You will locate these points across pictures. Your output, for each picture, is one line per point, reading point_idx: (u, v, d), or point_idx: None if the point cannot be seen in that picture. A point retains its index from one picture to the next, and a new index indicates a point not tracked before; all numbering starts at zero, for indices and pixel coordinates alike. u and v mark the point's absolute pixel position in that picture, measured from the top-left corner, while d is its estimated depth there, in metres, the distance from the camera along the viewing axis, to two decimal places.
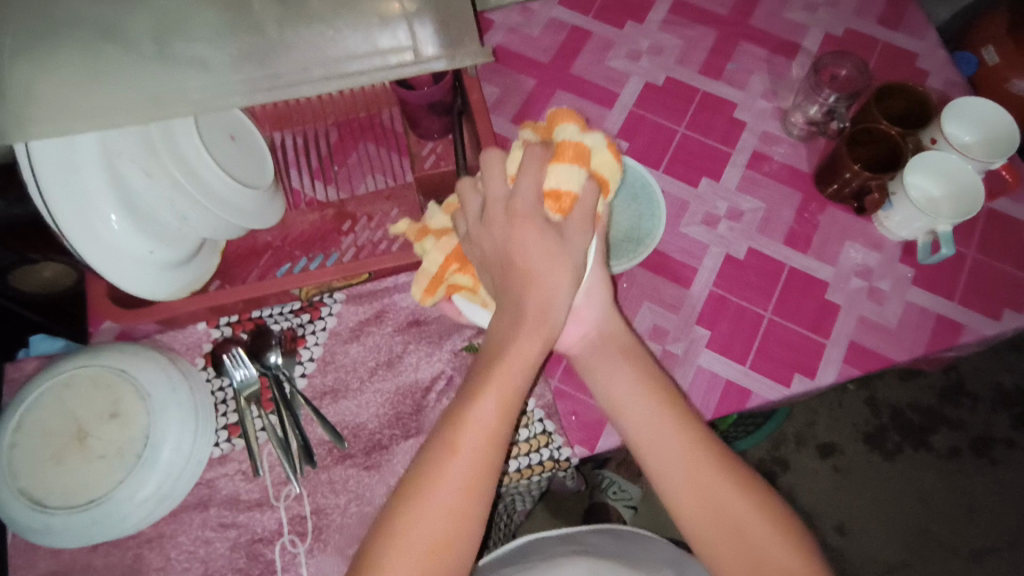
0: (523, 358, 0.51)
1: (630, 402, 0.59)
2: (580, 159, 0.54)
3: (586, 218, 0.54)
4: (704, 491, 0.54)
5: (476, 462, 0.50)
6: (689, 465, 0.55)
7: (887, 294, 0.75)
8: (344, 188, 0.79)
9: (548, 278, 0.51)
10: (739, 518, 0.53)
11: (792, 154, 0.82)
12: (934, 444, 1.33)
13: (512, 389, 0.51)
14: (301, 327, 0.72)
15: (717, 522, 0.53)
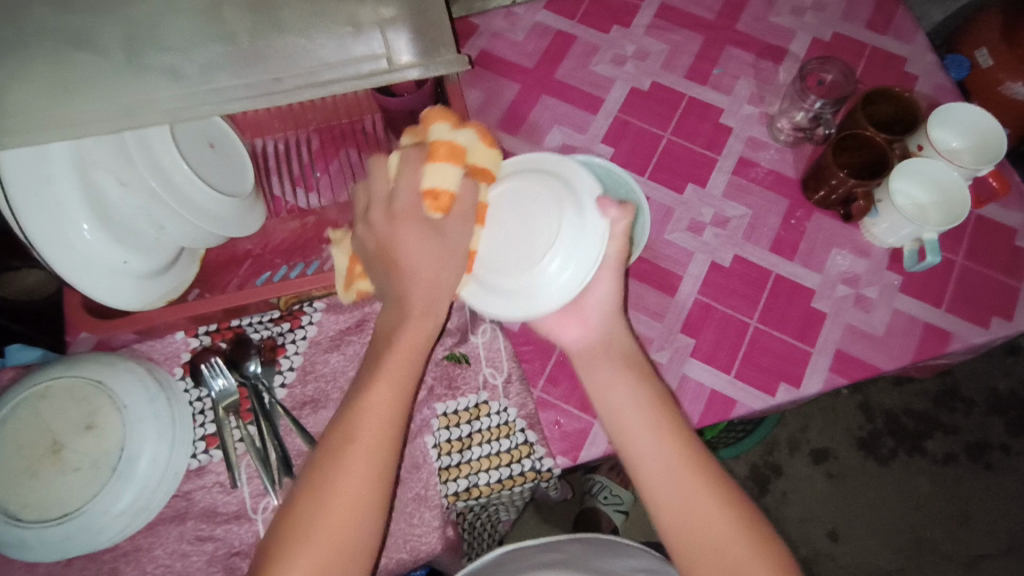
0: (411, 345, 0.51)
1: (623, 409, 0.57)
2: (456, 158, 0.53)
3: (464, 215, 0.54)
4: (649, 463, 0.55)
5: (368, 429, 0.48)
6: (637, 436, 0.56)
7: (874, 301, 0.74)
8: (325, 195, 0.78)
9: (428, 266, 0.52)
10: (684, 491, 0.53)
11: (779, 159, 0.81)
12: (929, 450, 1.32)
13: (403, 381, 0.51)
14: (281, 336, 0.71)
15: (661, 493, 0.54)
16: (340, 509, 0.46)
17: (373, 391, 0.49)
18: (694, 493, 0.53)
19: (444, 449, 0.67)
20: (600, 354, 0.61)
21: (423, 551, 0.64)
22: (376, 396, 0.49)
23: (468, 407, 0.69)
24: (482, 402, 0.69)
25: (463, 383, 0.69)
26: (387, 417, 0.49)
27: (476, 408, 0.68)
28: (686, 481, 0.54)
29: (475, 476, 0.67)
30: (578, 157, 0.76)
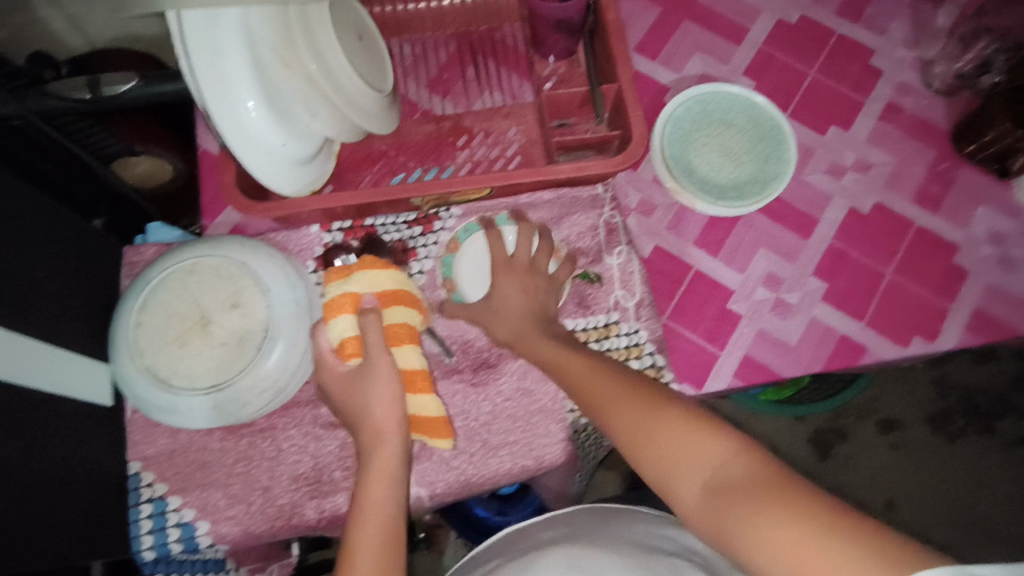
0: (378, 411, 0.54)
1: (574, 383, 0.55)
2: (354, 298, 0.58)
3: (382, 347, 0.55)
4: (600, 399, 0.52)
5: (379, 491, 0.51)
6: (592, 383, 0.54)
7: (1019, 263, 0.72)
8: (461, 102, 0.76)
9: (367, 394, 0.54)
10: (639, 417, 0.49)
11: (930, 108, 0.78)
12: (1001, 431, 1.30)
13: (388, 451, 0.53)
14: (412, 240, 0.71)
15: (623, 426, 0.49)
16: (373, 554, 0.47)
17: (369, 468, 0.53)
18: (654, 415, 0.49)
19: None
20: (530, 331, 0.60)
21: (547, 460, 0.65)
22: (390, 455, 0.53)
23: (597, 326, 0.69)
24: (612, 322, 0.69)
25: (594, 304, 0.69)
26: (391, 481, 0.52)
27: (606, 327, 0.69)
28: (644, 407, 0.49)
29: None
30: (730, 87, 0.73)
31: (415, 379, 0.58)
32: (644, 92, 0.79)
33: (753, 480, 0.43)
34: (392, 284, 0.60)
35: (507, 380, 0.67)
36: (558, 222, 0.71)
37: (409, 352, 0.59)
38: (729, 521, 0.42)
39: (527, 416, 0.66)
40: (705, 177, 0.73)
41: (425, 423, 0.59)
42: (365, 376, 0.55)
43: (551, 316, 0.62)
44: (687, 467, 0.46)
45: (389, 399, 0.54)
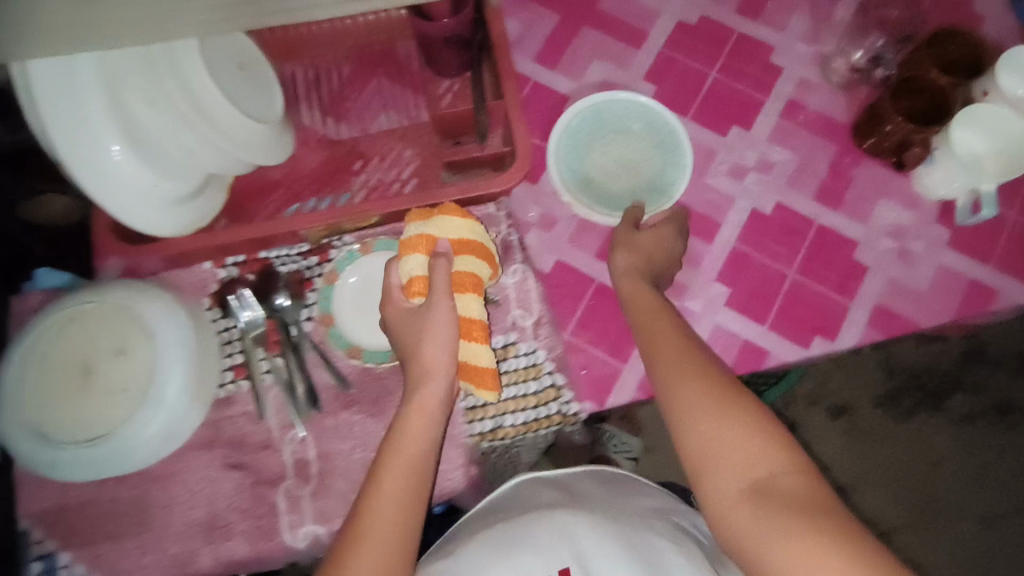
0: (422, 406, 0.57)
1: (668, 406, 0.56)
2: (424, 241, 0.62)
3: (441, 289, 0.59)
4: (676, 370, 0.57)
5: (400, 470, 0.54)
6: (680, 387, 0.56)
7: (919, 256, 0.72)
8: (356, 125, 0.74)
9: (427, 347, 0.58)
10: (710, 409, 0.54)
11: (831, 103, 0.77)
12: (948, 407, 1.32)
13: (417, 453, 0.55)
14: (308, 269, 0.70)
15: (693, 413, 0.55)
16: (395, 518, 0.52)
17: (407, 411, 0.57)
18: (737, 428, 0.53)
19: None
20: (640, 292, 0.64)
21: (449, 487, 0.65)
22: (426, 430, 0.57)
23: (496, 347, 0.68)
24: (511, 343, 0.68)
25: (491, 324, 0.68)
26: (433, 422, 0.57)
27: (504, 348, 0.68)
28: (710, 400, 0.55)
29: (501, 417, 0.67)
30: (621, 95, 0.72)
31: (470, 327, 0.61)
32: (543, 102, 0.77)
33: (811, 498, 0.50)
34: (467, 232, 0.63)
35: None
36: None
37: (467, 299, 0.61)
38: (765, 537, 0.49)
39: None
40: (601, 186, 0.72)
41: (470, 368, 0.61)
42: (425, 317, 0.59)
43: (662, 274, 0.67)
44: (731, 462, 0.52)
45: (434, 376, 0.58)
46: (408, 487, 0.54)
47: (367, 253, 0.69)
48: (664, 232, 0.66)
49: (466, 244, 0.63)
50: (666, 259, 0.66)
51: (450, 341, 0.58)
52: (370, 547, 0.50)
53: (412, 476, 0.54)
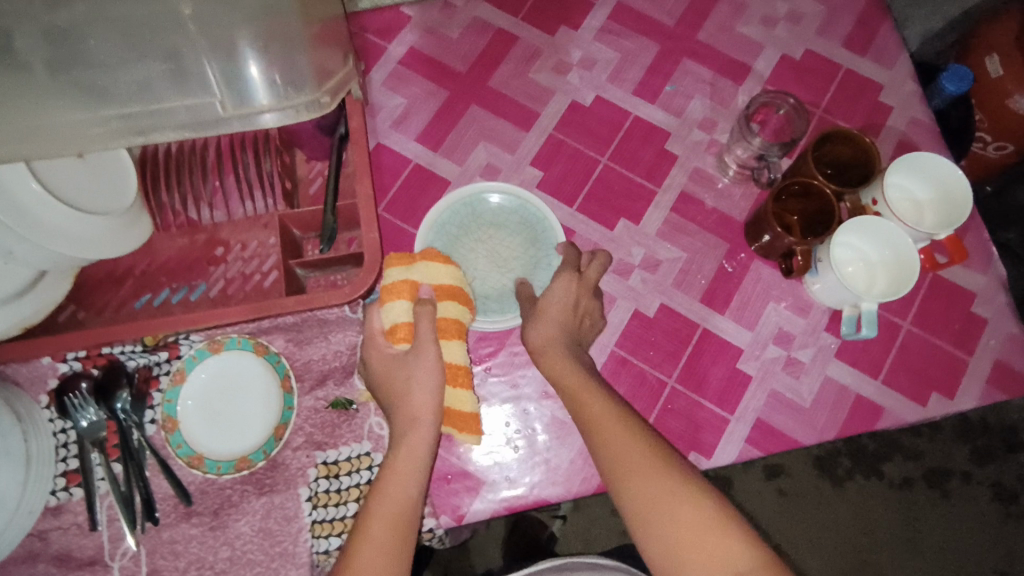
0: (401, 476, 0.52)
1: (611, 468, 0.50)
2: (406, 288, 0.58)
3: (427, 336, 0.56)
4: (622, 464, 0.50)
5: (383, 536, 0.49)
6: (618, 446, 0.51)
7: (805, 366, 0.68)
8: (219, 208, 0.70)
9: (418, 392, 0.55)
10: (667, 497, 0.48)
11: (726, 197, 0.73)
12: (888, 473, 1.18)
13: (401, 522, 0.50)
14: (157, 366, 0.66)
15: (645, 510, 0.48)
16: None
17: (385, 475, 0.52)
18: (682, 499, 0.47)
19: (320, 501, 0.62)
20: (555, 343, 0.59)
21: None
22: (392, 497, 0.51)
23: (349, 457, 0.64)
24: (365, 453, 0.64)
25: (346, 432, 0.64)
26: (411, 478, 0.52)
27: (358, 458, 0.64)
28: (666, 483, 0.48)
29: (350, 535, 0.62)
30: (488, 185, 0.69)
31: (455, 373, 0.58)
32: (424, 187, 0.74)
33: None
34: (450, 278, 0.60)
35: (248, 520, 0.62)
36: (311, 341, 0.66)
37: (454, 346, 0.59)
38: None
39: (267, 561, 0.61)
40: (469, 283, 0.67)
41: (454, 416, 0.59)
42: (410, 365, 0.55)
43: (577, 335, 0.61)
44: (693, 547, 0.46)
45: (425, 410, 0.54)
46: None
47: (218, 351, 0.65)
48: (564, 295, 0.61)
49: (453, 293, 0.60)
50: (583, 309, 0.62)
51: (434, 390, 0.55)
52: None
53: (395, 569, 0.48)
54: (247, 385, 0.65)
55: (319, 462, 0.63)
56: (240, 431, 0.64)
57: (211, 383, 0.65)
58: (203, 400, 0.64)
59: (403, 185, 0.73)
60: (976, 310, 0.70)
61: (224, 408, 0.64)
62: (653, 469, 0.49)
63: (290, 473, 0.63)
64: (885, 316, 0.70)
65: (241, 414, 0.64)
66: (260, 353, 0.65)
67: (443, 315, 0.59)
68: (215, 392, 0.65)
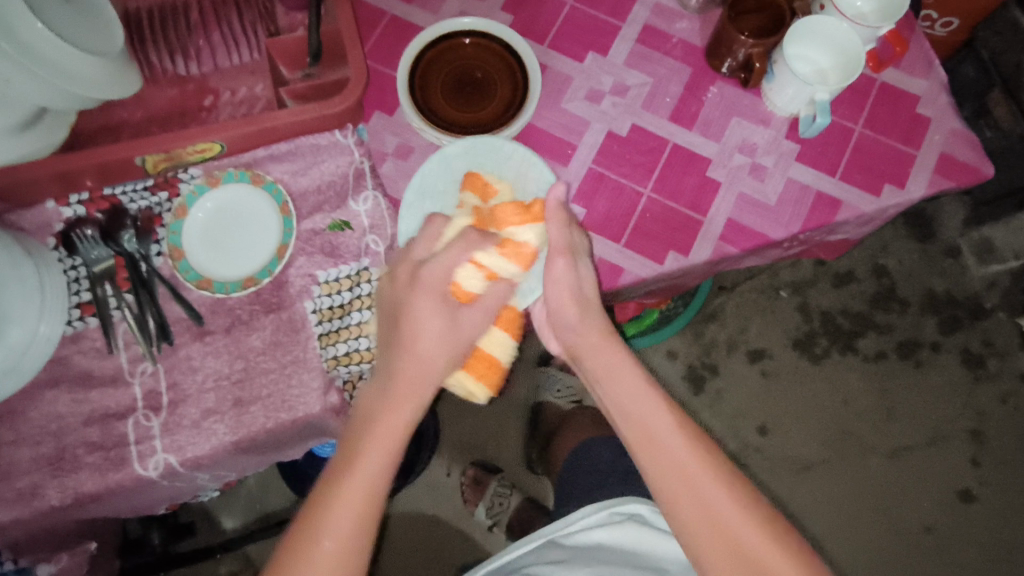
0: (396, 421, 0.57)
1: (665, 450, 0.60)
2: (475, 216, 0.62)
3: (485, 314, 0.60)
4: (674, 467, 0.59)
5: (381, 454, 0.56)
6: (676, 452, 0.59)
7: (768, 170, 0.74)
8: (206, 60, 0.73)
9: (432, 350, 0.58)
10: (700, 479, 0.58)
11: (689, 27, 0.78)
12: (861, 347, 1.35)
13: (391, 451, 0.56)
14: (158, 207, 0.69)
15: (687, 493, 0.58)
16: (361, 512, 0.54)
17: (378, 412, 0.57)
18: (710, 483, 0.58)
19: (325, 315, 0.67)
20: (604, 342, 0.64)
21: (302, 412, 0.64)
22: (365, 472, 0.55)
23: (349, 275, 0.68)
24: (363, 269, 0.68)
25: (344, 250, 0.68)
26: (410, 403, 0.57)
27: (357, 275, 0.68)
28: (729, 491, 0.58)
29: (355, 340, 0.67)
30: (464, 21, 0.72)
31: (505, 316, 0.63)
32: (401, 35, 0.77)
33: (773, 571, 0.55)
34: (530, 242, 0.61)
35: (258, 335, 0.66)
36: (305, 171, 0.69)
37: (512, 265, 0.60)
38: None
39: (280, 369, 0.65)
40: (455, 119, 0.71)
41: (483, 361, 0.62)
42: (410, 309, 0.58)
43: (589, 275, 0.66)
44: (723, 533, 0.57)
45: (438, 360, 0.58)
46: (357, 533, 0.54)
47: (216, 187, 0.68)
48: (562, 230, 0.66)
49: (530, 210, 0.62)
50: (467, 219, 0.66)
51: (433, 376, 0.58)
52: (336, 525, 0.53)
53: (379, 488, 0.55)
54: (245, 214, 0.68)
55: (321, 281, 0.67)
56: (239, 258, 0.68)
57: (214, 210, 0.68)
58: (205, 225, 0.68)
59: (381, 33, 0.76)
60: (922, 112, 0.75)
61: (224, 236, 0.68)
62: (701, 456, 0.59)
63: (295, 291, 0.67)
64: (839, 122, 0.75)
65: (242, 244, 0.68)
66: (258, 184, 0.68)
67: (481, 278, 0.59)
68: (215, 218, 0.68)
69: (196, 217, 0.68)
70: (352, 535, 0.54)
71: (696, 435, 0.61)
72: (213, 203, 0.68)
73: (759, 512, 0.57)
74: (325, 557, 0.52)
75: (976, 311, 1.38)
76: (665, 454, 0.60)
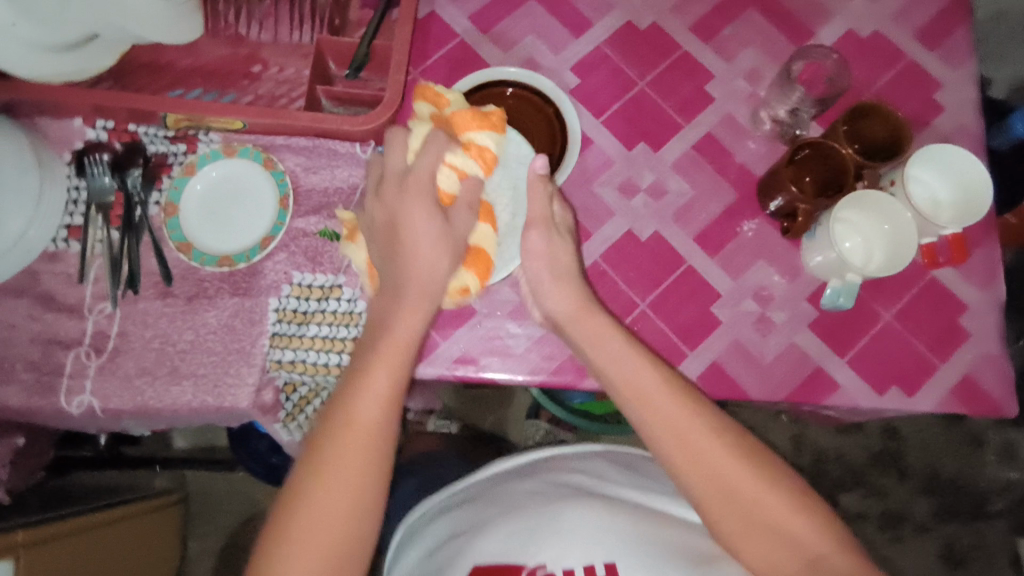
0: (400, 338, 0.53)
1: (667, 422, 0.54)
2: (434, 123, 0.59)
3: (472, 205, 0.57)
4: (683, 441, 0.53)
5: (384, 378, 0.52)
6: (684, 427, 0.53)
7: (776, 326, 0.69)
8: (268, 29, 0.73)
9: (426, 259, 0.54)
10: (688, 433, 0.53)
11: (752, 152, 0.73)
12: (843, 503, 1.27)
13: (397, 376, 0.52)
14: (173, 156, 0.69)
15: (705, 469, 0.52)
16: (359, 460, 0.49)
17: (388, 330, 0.53)
18: (724, 458, 0.52)
19: (285, 316, 0.66)
20: (584, 313, 0.59)
21: (228, 403, 0.65)
22: (364, 408, 0.50)
23: (322, 286, 0.67)
24: (337, 285, 0.67)
25: (325, 260, 0.67)
26: (418, 317, 0.54)
27: (329, 288, 0.67)
28: (743, 465, 0.52)
29: (303, 352, 0.66)
30: (511, 70, 0.69)
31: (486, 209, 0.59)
32: (461, 62, 0.74)
33: (822, 557, 0.48)
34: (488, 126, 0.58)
35: (216, 313, 0.66)
36: (318, 170, 0.69)
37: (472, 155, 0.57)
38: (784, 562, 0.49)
39: (224, 353, 0.65)
40: None
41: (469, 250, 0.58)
42: (407, 221, 0.54)
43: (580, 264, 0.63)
44: (750, 502, 0.51)
45: (433, 269, 0.54)
46: (361, 483, 0.49)
47: (230, 157, 0.69)
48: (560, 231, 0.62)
49: (488, 118, 0.58)
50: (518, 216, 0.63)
51: (435, 293, 0.55)
52: (336, 468, 0.49)
53: (384, 420, 0.51)
54: (246, 193, 0.68)
55: (294, 282, 0.67)
56: (228, 232, 0.68)
57: (215, 181, 0.68)
58: (202, 194, 0.68)
59: (443, 54, 0.74)
60: (964, 322, 0.69)
61: (220, 207, 0.68)
62: (705, 426, 0.53)
63: (265, 284, 0.67)
64: (869, 302, 0.69)
65: (234, 219, 0.68)
66: (268, 168, 0.68)
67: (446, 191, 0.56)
68: (212, 188, 0.68)
69: (195, 185, 0.68)
70: (357, 480, 0.49)
71: (702, 405, 0.55)
72: (216, 173, 0.68)
73: (784, 492, 0.51)
74: (329, 500, 0.48)
75: (979, 510, 1.27)
76: (674, 429, 0.53)
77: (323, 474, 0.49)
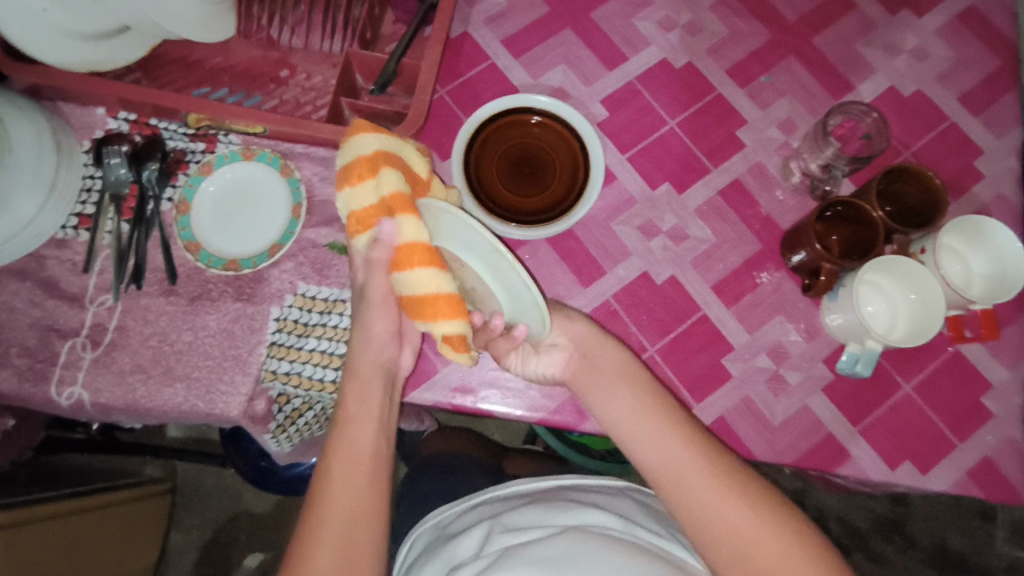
0: (366, 387, 0.53)
1: (681, 475, 0.50)
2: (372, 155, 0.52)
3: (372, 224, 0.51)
4: (693, 493, 0.50)
5: (356, 442, 0.51)
6: (695, 479, 0.50)
7: (788, 387, 0.66)
8: (300, 36, 0.73)
9: (357, 320, 0.55)
10: (697, 484, 0.50)
11: (778, 204, 0.71)
12: None
13: (372, 436, 0.52)
14: (191, 154, 0.69)
15: (714, 524, 0.48)
16: (341, 527, 0.47)
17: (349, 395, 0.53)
18: (740, 516, 0.48)
19: (285, 326, 0.65)
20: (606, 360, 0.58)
21: (218, 410, 0.63)
22: (340, 478, 0.49)
23: (326, 299, 0.66)
24: (341, 300, 0.66)
25: (332, 274, 0.66)
26: (375, 384, 0.54)
27: (334, 302, 0.66)
28: (760, 523, 0.48)
29: (300, 365, 0.64)
30: (538, 99, 0.67)
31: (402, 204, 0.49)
32: (490, 85, 0.73)
33: None
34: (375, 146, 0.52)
35: (216, 317, 0.65)
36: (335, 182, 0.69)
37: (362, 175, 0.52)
38: None
39: (219, 358, 0.64)
40: (496, 192, 0.67)
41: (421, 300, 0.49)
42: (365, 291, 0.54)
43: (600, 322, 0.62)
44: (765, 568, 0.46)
45: (381, 346, 0.55)
46: (360, 495, 0.49)
47: (248, 159, 0.69)
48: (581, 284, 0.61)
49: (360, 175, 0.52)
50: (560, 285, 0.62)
51: (386, 356, 0.55)
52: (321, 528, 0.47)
53: (366, 484, 0.49)
54: (259, 198, 0.68)
55: (298, 293, 0.66)
56: (239, 235, 0.67)
57: (230, 184, 0.68)
58: (216, 196, 0.68)
59: (473, 76, 0.73)
60: (986, 402, 0.66)
61: (233, 210, 0.68)
62: (718, 478, 0.50)
63: (269, 291, 0.66)
64: (887, 371, 0.67)
65: (246, 222, 0.68)
66: (284, 175, 0.68)
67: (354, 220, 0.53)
68: (227, 191, 0.68)
69: (209, 186, 0.68)
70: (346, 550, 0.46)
71: (723, 455, 0.52)
72: (231, 176, 0.68)
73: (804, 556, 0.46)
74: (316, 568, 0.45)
75: None
76: (684, 477, 0.50)
77: (311, 529, 0.47)
